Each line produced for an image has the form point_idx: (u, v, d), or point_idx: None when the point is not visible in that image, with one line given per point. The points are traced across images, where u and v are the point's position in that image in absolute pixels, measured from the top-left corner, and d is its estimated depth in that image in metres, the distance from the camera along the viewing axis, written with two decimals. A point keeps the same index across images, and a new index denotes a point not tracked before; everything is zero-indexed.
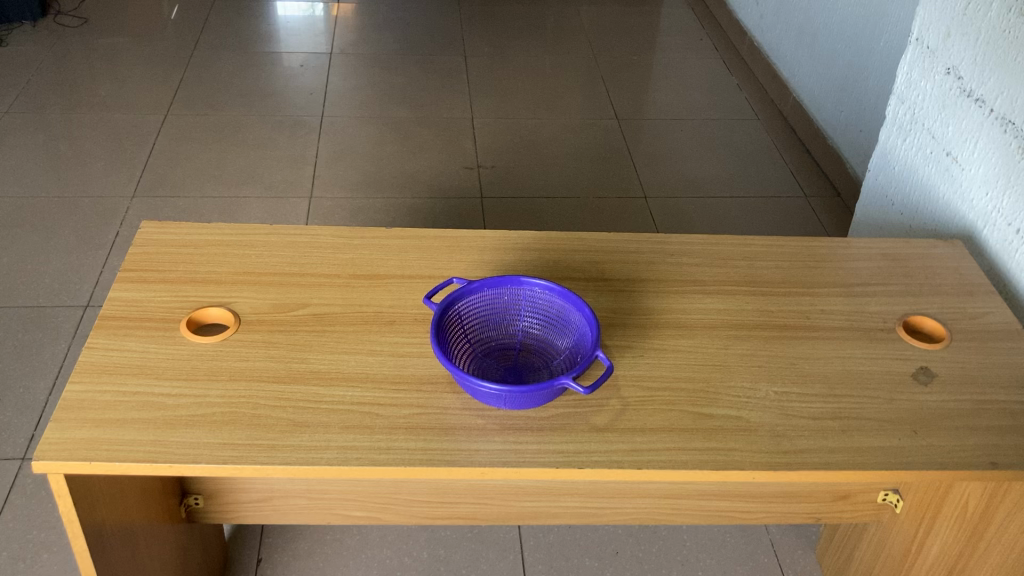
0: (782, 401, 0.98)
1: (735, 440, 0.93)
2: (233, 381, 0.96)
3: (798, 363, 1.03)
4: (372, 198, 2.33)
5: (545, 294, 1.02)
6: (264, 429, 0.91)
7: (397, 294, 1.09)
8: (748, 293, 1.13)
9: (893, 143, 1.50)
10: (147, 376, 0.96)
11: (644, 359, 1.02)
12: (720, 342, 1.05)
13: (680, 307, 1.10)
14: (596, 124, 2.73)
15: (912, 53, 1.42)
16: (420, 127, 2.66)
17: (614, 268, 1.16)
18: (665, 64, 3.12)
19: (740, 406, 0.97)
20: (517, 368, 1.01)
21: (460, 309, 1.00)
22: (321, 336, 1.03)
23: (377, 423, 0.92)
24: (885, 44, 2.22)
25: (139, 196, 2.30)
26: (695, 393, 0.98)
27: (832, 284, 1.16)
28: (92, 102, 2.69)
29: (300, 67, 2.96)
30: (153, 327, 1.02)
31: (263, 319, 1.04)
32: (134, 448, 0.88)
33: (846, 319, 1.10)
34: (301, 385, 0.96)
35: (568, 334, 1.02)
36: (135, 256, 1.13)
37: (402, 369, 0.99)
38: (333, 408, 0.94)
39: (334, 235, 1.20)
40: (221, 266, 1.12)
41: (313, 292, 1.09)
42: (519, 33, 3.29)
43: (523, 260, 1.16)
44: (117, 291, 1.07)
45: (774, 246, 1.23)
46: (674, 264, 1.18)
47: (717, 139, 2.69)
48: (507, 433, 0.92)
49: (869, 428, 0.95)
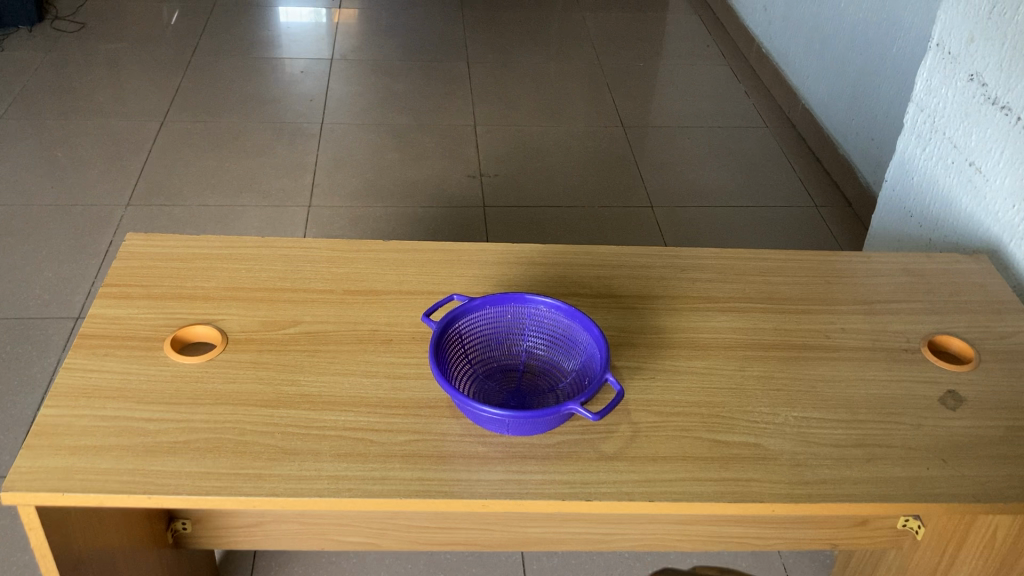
0: (802, 427, 0.92)
1: (754, 470, 0.87)
2: (219, 405, 0.90)
3: (818, 386, 0.97)
4: (372, 207, 2.28)
5: (551, 312, 0.97)
6: (250, 457, 0.85)
7: (393, 311, 1.04)
8: (765, 311, 1.07)
9: (911, 152, 1.44)
10: (128, 399, 0.90)
11: (656, 382, 0.96)
12: (736, 364, 0.99)
13: (693, 325, 1.04)
14: (602, 132, 2.68)
15: (932, 59, 1.36)
16: (422, 133, 2.61)
17: (623, 283, 1.10)
18: (671, 71, 3.07)
19: (757, 433, 0.91)
20: (522, 391, 0.95)
21: (460, 327, 0.94)
22: (313, 356, 0.97)
23: (371, 450, 0.86)
24: (898, 51, 2.16)
25: (134, 203, 2.24)
26: (710, 419, 0.92)
27: (852, 302, 1.10)
28: (87, 107, 2.64)
29: (301, 74, 2.91)
30: (136, 346, 0.97)
31: (252, 337, 0.99)
32: (111, 478, 0.82)
33: (868, 339, 1.04)
34: (290, 409, 0.90)
35: (576, 355, 0.95)
36: (118, 270, 1.08)
37: (398, 393, 0.93)
38: (324, 433, 0.88)
39: (329, 248, 1.14)
40: (209, 281, 1.06)
41: (305, 309, 1.03)
42: (523, 40, 3.24)
43: (528, 274, 1.11)
44: (99, 307, 1.02)
45: (790, 260, 1.17)
46: (686, 280, 1.12)
47: (725, 148, 2.64)
48: (510, 462, 0.87)
49: (895, 456, 0.89)
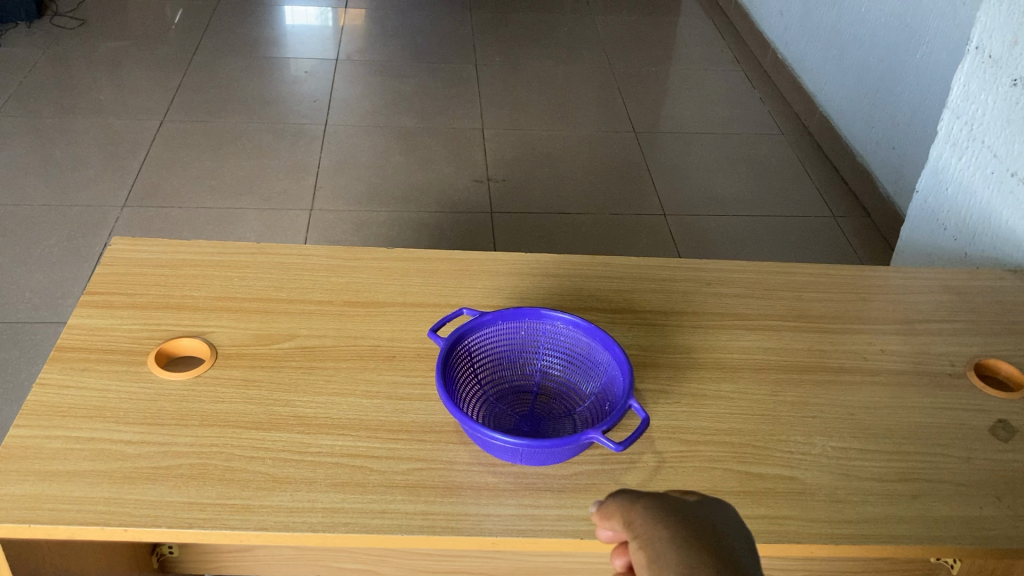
0: (842, 459, 0.84)
1: (791, 507, 0.79)
2: (205, 427, 0.83)
3: (857, 414, 0.89)
4: (377, 212, 2.21)
5: (568, 330, 0.89)
6: (238, 486, 0.77)
7: (396, 325, 0.96)
8: (797, 329, 0.99)
9: (946, 161, 1.36)
10: (107, 419, 0.83)
11: (681, 407, 0.88)
12: (768, 388, 0.91)
13: (720, 345, 0.96)
14: (612, 137, 2.61)
15: (970, 62, 1.28)
16: (427, 136, 2.54)
17: (644, 297, 1.02)
18: (684, 77, 2.99)
19: (792, 465, 0.83)
20: (536, 414, 0.87)
21: (470, 344, 0.86)
22: (308, 374, 0.89)
23: (370, 480, 0.79)
24: (922, 56, 2.08)
25: (131, 204, 2.17)
26: (741, 449, 0.84)
27: (888, 321, 1.02)
28: (86, 106, 2.57)
29: (306, 74, 2.84)
30: (118, 360, 0.89)
31: (244, 352, 0.91)
32: (84, 507, 0.74)
33: (908, 361, 0.97)
34: (283, 433, 0.83)
35: (595, 376, 0.87)
36: (101, 276, 1.00)
37: (401, 416, 0.85)
38: (319, 461, 0.80)
39: (329, 255, 1.06)
40: (199, 290, 0.99)
41: (301, 322, 0.95)
42: (532, 42, 3.17)
43: (542, 287, 1.03)
44: (80, 318, 0.94)
45: (821, 274, 1.09)
46: (712, 295, 1.04)
47: (740, 155, 2.56)
48: (522, 495, 0.79)
49: (944, 493, 0.82)
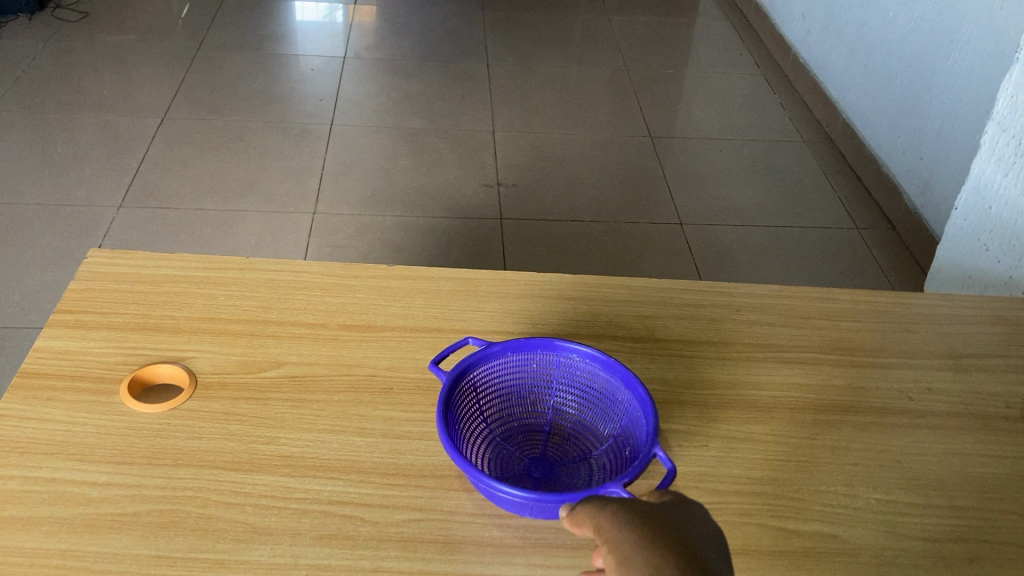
0: (888, 514, 0.75)
1: (833, 570, 0.70)
2: (180, 467, 0.74)
3: (903, 462, 0.80)
4: (382, 216, 2.12)
5: (585, 363, 0.80)
6: (212, 537, 0.69)
7: (396, 352, 0.87)
8: (836, 363, 0.91)
9: (991, 176, 1.27)
10: (71, 458, 0.74)
11: (708, 452, 0.79)
12: (805, 431, 0.82)
13: (750, 380, 0.88)
14: (627, 142, 2.52)
15: (1020, 70, 1.19)
16: (436, 138, 2.45)
17: (667, 325, 0.94)
18: (701, 80, 2.90)
19: (832, 520, 0.74)
20: (548, 458, 0.79)
21: (476, 378, 0.78)
22: (296, 408, 0.81)
23: (361, 532, 0.70)
24: (953, 64, 1.99)
25: (128, 205, 2.09)
26: (776, 501, 0.75)
27: (934, 355, 0.93)
28: (86, 100, 2.50)
29: (313, 71, 2.76)
30: (87, 390, 0.81)
31: (226, 381, 0.83)
32: (37, 561, 0.66)
33: (958, 402, 0.88)
34: (265, 475, 0.74)
35: (614, 417, 0.79)
36: (75, 293, 0.92)
37: (397, 458, 0.77)
38: (305, 508, 0.72)
39: (324, 272, 0.98)
40: (181, 310, 0.90)
41: (291, 347, 0.87)
42: (545, 42, 3.08)
43: (555, 311, 0.94)
44: (48, 339, 0.85)
45: (860, 302, 1.00)
46: (741, 323, 0.95)
47: (759, 163, 2.47)
48: (531, 553, 0.70)
49: (1004, 556, 0.73)
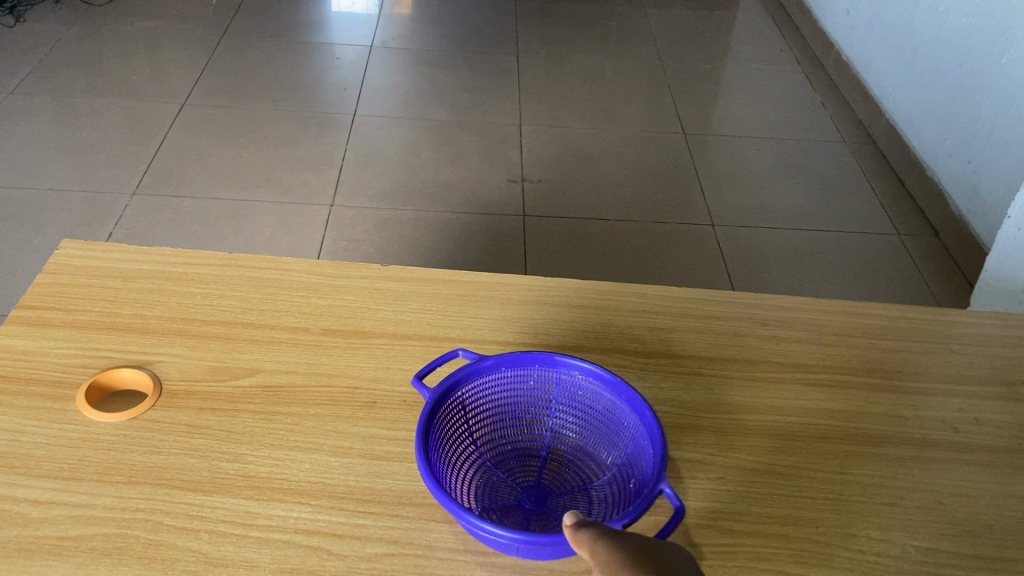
0: (928, 566, 0.66)
1: None
2: (133, 484, 0.67)
3: (946, 504, 0.71)
4: (401, 210, 2.05)
5: (589, 382, 0.71)
6: (160, 568, 0.61)
7: (383, 361, 0.80)
8: (871, 388, 0.81)
9: None
10: (14, 471, 0.67)
11: (725, 486, 0.71)
12: (833, 465, 0.73)
13: (774, 405, 0.79)
14: (659, 139, 2.42)
15: None
16: (462, 130, 2.38)
17: (684, 339, 0.85)
18: (739, 77, 2.79)
19: (863, 569, 0.65)
20: (542, 488, 0.70)
21: (464, 396, 0.70)
22: (267, 422, 0.73)
23: (326, 567, 0.62)
24: (1007, 63, 1.87)
25: (141, 192, 2.04)
26: (799, 545, 0.66)
27: (982, 381, 0.84)
28: (107, 85, 2.45)
29: (339, 60, 2.70)
30: (41, 395, 0.73)
31: (194, 389, 0.75)
32: None
33: (1009, 436, 0.78)
34: (226, 497, 0.67)
35: (619, 444, 0.70)
36: (41, 287, 0.85)
37: (374, 481, 0.69)
38: (266, 537, 0.64)
39: (313, 271, 0.90)
40: (154, 309, 0.83)
41: (267, 353, 0.79)
42: (578, 34, 2.99)
43: (560, 320, 0.86)
44: (6, 337, 0.79)
45: (902, 319, 0.90)
46: (767, 339, 0.86)
47: (796, 163, 2.36)
48: None
49: None
